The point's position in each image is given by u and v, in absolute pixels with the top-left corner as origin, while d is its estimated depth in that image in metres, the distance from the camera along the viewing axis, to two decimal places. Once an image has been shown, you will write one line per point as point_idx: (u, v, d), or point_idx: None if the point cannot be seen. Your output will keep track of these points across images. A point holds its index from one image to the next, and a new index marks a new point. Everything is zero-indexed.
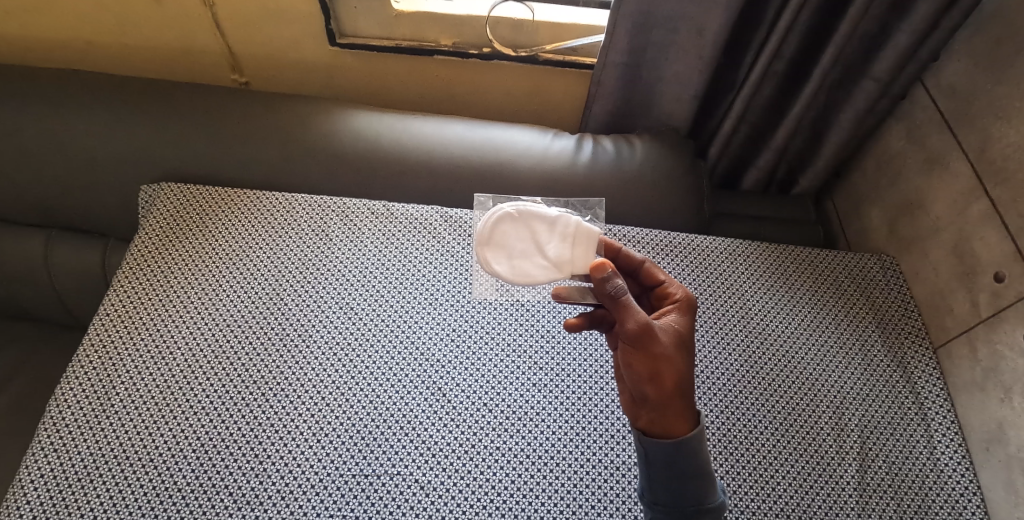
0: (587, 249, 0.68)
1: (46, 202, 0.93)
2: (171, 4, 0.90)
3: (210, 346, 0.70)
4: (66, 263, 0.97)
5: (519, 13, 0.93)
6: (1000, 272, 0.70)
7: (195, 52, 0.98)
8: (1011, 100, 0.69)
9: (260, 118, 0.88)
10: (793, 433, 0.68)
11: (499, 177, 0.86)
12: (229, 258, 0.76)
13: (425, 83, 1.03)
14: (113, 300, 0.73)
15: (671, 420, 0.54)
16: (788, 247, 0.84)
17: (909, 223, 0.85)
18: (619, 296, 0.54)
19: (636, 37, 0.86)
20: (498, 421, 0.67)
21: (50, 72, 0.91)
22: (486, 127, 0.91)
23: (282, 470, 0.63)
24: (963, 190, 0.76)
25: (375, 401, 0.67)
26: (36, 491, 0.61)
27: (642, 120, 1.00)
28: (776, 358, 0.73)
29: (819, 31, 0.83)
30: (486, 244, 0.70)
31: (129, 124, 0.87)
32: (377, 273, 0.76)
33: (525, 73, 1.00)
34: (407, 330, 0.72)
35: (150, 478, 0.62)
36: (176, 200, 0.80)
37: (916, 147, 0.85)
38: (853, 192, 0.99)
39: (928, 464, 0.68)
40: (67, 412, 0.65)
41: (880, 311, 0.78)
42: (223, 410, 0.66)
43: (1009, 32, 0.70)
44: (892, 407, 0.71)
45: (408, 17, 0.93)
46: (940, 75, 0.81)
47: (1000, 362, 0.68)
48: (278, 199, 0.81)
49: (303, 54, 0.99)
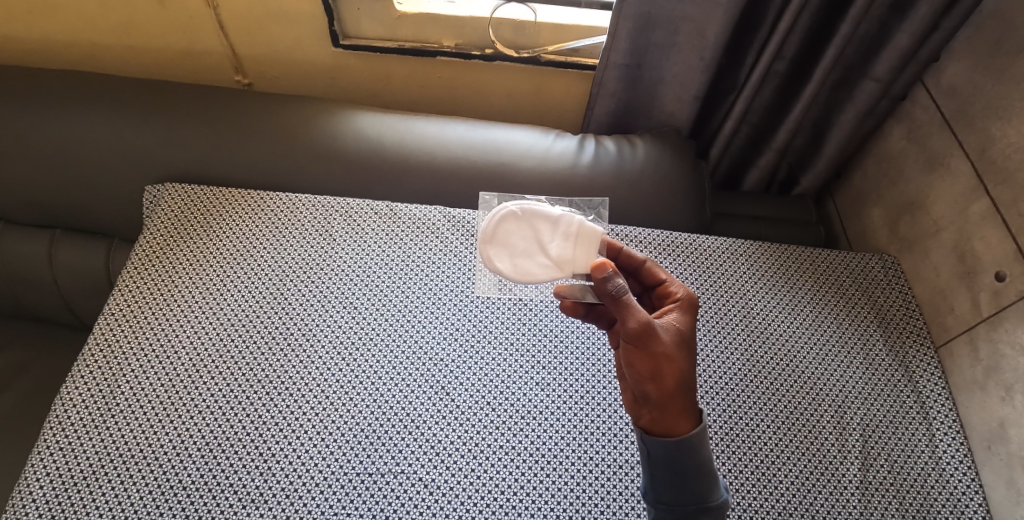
0: (589, 249, 0.69)
1: (50, 203, 0.94)
2: (174, 6, 0.90)
3: (214, 345, 0.70)
4: (69, 263, 0.97)
5: (521, 14, 0.93)
6: (1000, 271, 0.70)
7: (198, 53, 0.99)
8: (1011, 100, 0.70)
9: (264, 119, 0.88)
10: (795, 432, 0.69)
11: (501, 177, 0.86)
12: (233, 258, 0.76)
13: (427, 84, 1.04)
14: (118, 300, 0.73)
15: (672, 418, 0.54)
16: (789, 246, 0.84)
17: (909, 223, 0.86)
18: (620, 295, 0.54)
19: (638, 38, 0.86)
20: (501, 420, 0.67)
21: (54, 73, 0.92)
22: (488, 127, 0.92)
23: (287, 469, 0.63)
24: (964, 190, 0.76)
25: (379, 401, 0.68)
26: (42, 489, 0.62)
27: (643, 120, 1.01)
28: (778, 357, 0.74)
29: (820, 31, 0.83)
30: (490, 242, 0.70)
31: (132, 125, 0.87)
32: (380, 273, 0.77)
33: (527, 74, 1.00)
34: (411, 330, 0.73)
35: (155, 478, 0.62)
36: (180, 200, 0.81)
37: (916, 147, 0.85)
38: (853, 192, 1.00)
39: (930, 463, 0.68)
40: (72, 411, 0.66)
41: (881, 311, 0.79)
42: (227, 409, 0.66)
43: (1009, 33, 0.71)
44: (893, 405, 0.71)
45: (410, 19, 0.93)
46: (939, 76, 0.82)
47: (1001, 361, 0.69)
48: (282, 199, 0.82)
49: (306, 55, 0.99)
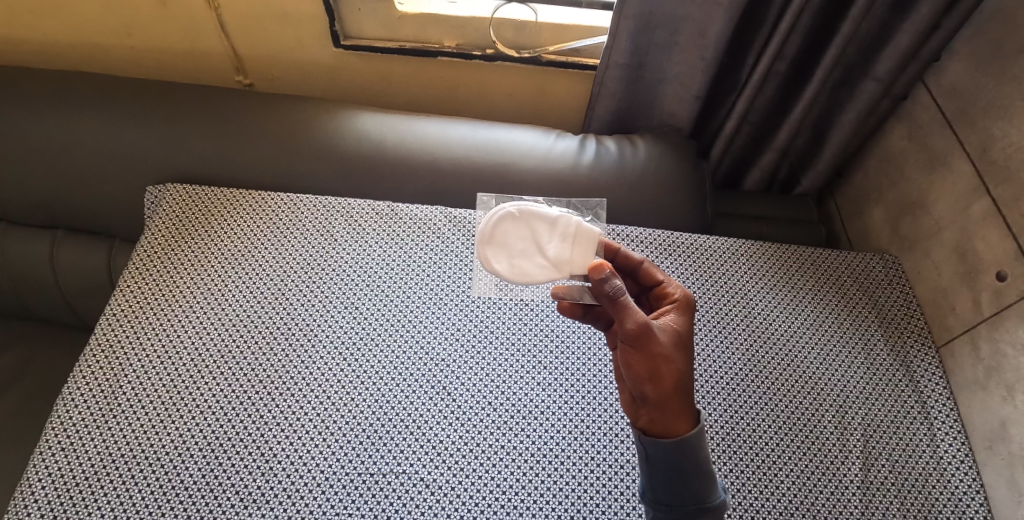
0: (586, 250, 0.69)
1: (52, 204, 0.94)
2: (176, 6, 0.90)
3: (216, 346, 0.70)
4: (72, 263, 0.98)
5: (522, 14, 0.94)
6: (1002, 271, 0.70)
7: (200, 53, 0.99)
8: (1012, 99, 0.70)
9: (265, 119, 0.89)
10: (796, 431, 0.69)
11: (502, 178, 0.86)
12: (234, 258, 0.77)
13: (428, 84, 1.04)
14: (119, 301, 0.73)
15: (670, 418, 0.54)
16: (789, 246, 0.84)
17: (910, 222, 0.86)
18: (617, 296, 0.54)
19: (638, 38, 0.86)
20: (502, 419, 0.68)
21: (56, 74, 0.92)
22: (488, 127, 0.92)
23: (288, 468, 0.64)
24: (965, 190, 0.76)
25: (380, 400, 0.68)
26: (44, 489, 0.62)
27: (644, 120, 1.01)
28: (778, 357, 0.74)
29: (820, 31, 0.83)
30: (487, 243, 0.70)
31: (134, 126, 0.87)
32: (381, 272, 0.77)
33: (528, 74, 1.00)
34: (411, 329, 0.73)
35: (157, 477, 0.63)
36: (181, 201, 0.81)
37: (917, 146, 0.85)
38: (854, 192, 1.00)
39: (931, 463, 0.68)
40: (74, 411, 0.66)
41: (882, 311, 0.79)
42: (229, 409, 0.67)
43: (1010, 33, 0.71)
44: (894, 405, 0.71)
45: (411, 19, 0.93)
46: (940, 76, 0.81)
47: (1003, 361, 0.69)
48: (283, 199, 0.82)
49: (307, 56, 0.99)
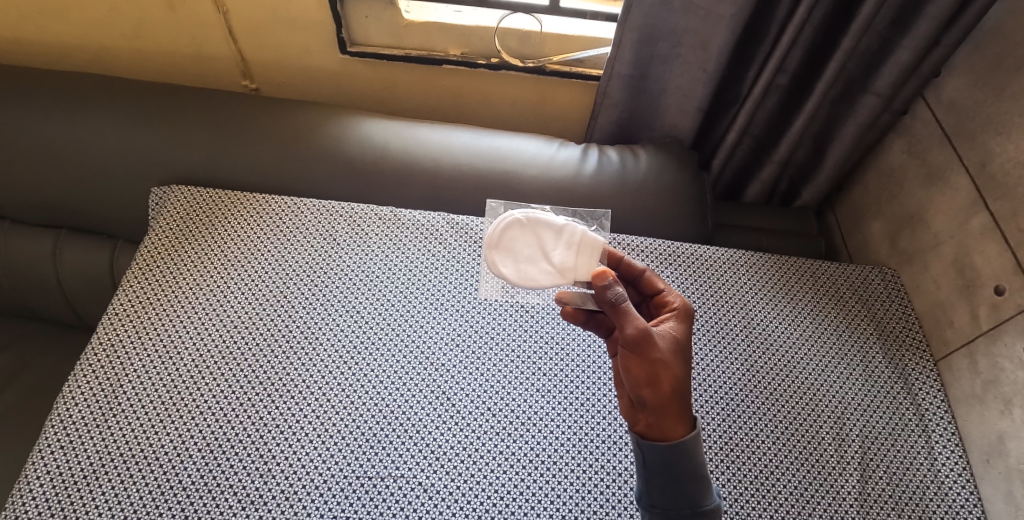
0: (592, 258, 0.69)
1: (54, 203, 0.95)
2: (186, 10, 0.92)
3: (216, 344, 0.71)
4: (74, 261, 0.98)
5: (526, 24, 0.94)
6: (999, 285, 0.71)
7: (207, 58, 1.00)
8: (1011, 115, 0.71)
9: (270, 123, 0.89)
10: (795, 439, 0.69)
11: (504, 184, 0.87)
12: (237, 260, 0.77)
13: (432, 91, 1.05)
14: (122, 299, 0.74)
15: (668, 422, 0.55)
16: (789, 258, 0.85)
17: (909, 236, 0.86)
18: (618, 302, 0.55)
19: (643, 50, 0.87)
20: (502, 425, 0.67)
21: (64, 74, 0.93)
22: (492, 135, 0.93)
23: (287, 470, 0.64)
24: (964, 204, 0.77)
25: (379, 403, 0.68)
26: (42, 487, 0.62)
27: (646, 131, 1.01)
28: (777, 366, 0.74)
29: (822, 44, 0.84)
30: (495, 248, 0.71)
31: (136, 127, 0.88)
32: (382, 276, 0.77)
33: (532, 83, 1.02)
34: (412, 333, 0.73)
35: (155, 477, 0.63)
36: (187, 202, 0.81)
37: (916, 161, 0.86)
38: (854, 205, 1.00)
39: (929, 476, 0.68)
40: (74, 409, 0.66)
41: (882, 323, 0.79)
42: (229, 410, 0.67)
43: (1009, 50, 0.72)
44: (892, 417, 0.71)
45: (418, 28, 0.95)
46: (939, 92, 0.82)
47: (1000, 374, 0.69)
48: (287, 203, 0.82)
49: (313, 62, 1.00)
